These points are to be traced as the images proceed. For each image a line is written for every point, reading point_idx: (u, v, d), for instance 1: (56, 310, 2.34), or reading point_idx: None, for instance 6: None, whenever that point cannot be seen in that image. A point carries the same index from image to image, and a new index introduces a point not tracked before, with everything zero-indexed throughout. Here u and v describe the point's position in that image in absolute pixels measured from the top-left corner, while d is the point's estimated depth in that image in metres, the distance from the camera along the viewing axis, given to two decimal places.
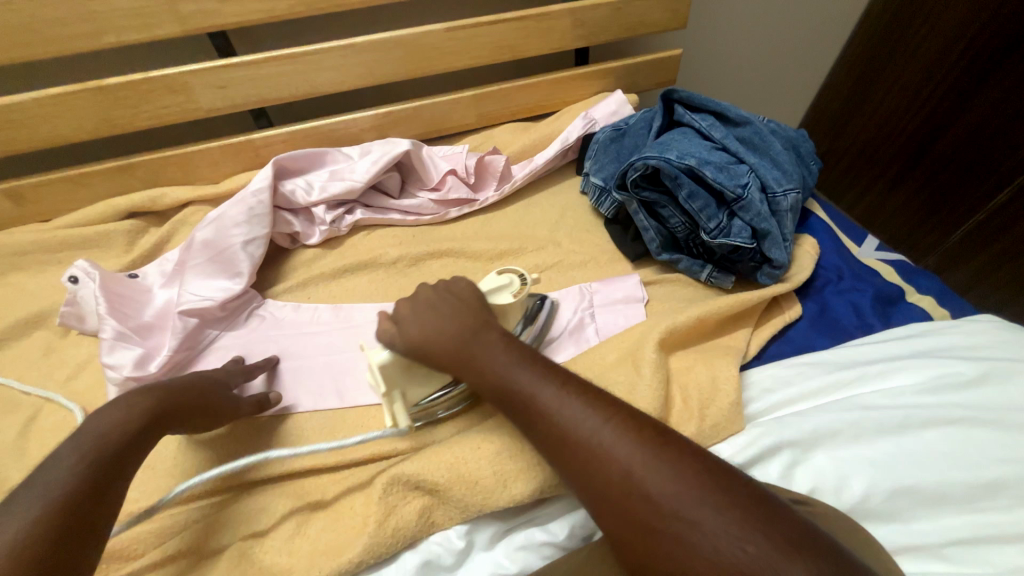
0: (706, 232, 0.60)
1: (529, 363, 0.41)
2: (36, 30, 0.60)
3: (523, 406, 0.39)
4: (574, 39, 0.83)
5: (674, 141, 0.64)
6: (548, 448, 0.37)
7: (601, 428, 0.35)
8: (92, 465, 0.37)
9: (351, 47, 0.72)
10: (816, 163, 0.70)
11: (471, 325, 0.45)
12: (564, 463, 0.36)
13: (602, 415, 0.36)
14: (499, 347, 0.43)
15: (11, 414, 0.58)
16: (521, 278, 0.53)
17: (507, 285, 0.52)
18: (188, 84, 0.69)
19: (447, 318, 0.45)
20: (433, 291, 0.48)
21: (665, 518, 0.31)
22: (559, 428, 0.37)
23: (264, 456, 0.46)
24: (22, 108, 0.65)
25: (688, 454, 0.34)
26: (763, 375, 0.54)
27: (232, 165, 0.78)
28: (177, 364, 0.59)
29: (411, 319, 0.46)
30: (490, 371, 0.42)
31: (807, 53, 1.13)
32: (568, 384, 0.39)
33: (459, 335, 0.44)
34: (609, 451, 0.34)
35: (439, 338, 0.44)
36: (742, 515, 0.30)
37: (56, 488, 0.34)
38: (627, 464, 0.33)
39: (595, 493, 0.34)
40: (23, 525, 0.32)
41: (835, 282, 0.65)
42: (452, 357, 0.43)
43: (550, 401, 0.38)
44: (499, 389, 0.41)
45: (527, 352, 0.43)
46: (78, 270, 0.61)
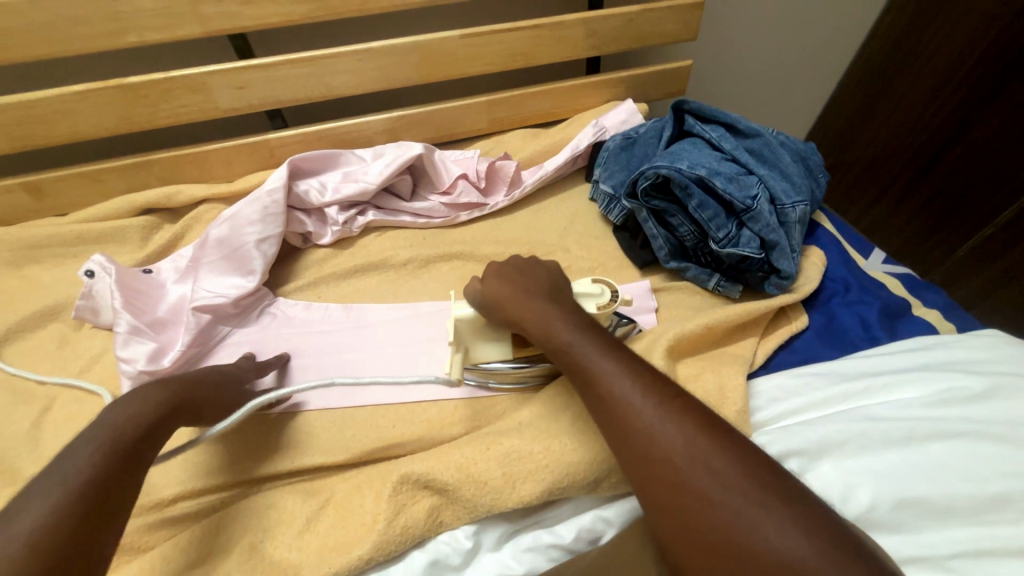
0: (715, 242, 0.61)
1: (594, 335, 0.42)
2: (60, 28, 0.62)
3: (582, 371, 0.40)
4: (586, 48, 0.84)
5: (684, 151, 0.65)
6: (606, 418, 0.38)
7: (659, 402, 0.36)
8: (109, 455, 0.37)
9: (367, 52, 0.74)
10: (825, 175, 0.70)
11: (550, 291, 0.47)
12: (619, 431, 0.37)
13: (664, 396, 0.37)
14: (568, 314, 0.44)
15: (26, 404, 0.59)
16: (612, 294, 0.54)
17: (596, 295, 0.53)
18: (206, 84, 0.70)
19: (530, 279, 0.48)
20: (523, 259, 0.52)
21: (718, 497, 0.31)
22: (618, 397, 0.37)
23: (329, 382, 0.52)
24: (43, 104, 0.66)
25: (739, 440, 0.34)
26: (769, 384, 0.55)
27: (247, 165, 0.79)
28: (190, 359, 0.60)
29: (495, 277, 0.49)
30: (558, 332, 0.43)
31: (814, 67, 1.15)
32: (631, 362, 0.40)
33: (535, 296, 0.46)
34: (668, 425, 0.35)
35: (519, 294, 0.47)
36: (790, 506, 0.31)
37: (75, 477, 0.35)
38: (685, 439, 0.34)
39: (646, 462, 0.35)
40: (43, 513, 0.32)
41: (843, 294, 0.65)
42: (528, 310, 0.45)
43: (611, 370, 0.39)
44: (562, 354, 0.42)
45: (592, 324, 0.44)
46: (95, 264, 0.62)
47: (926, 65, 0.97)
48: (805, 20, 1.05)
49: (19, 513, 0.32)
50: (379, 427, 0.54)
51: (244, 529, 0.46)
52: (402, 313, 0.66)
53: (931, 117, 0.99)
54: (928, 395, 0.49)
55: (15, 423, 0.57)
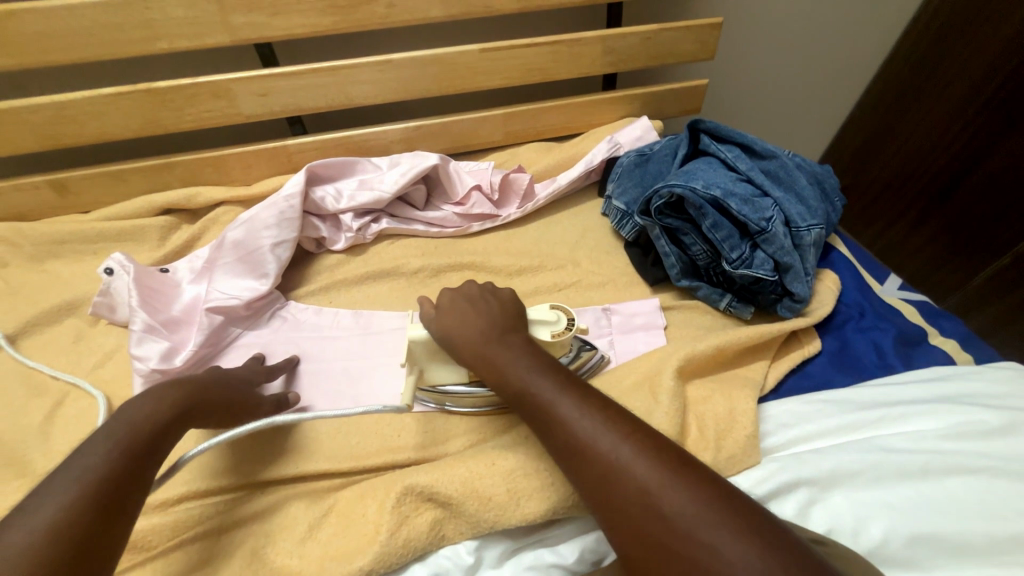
0: (728, 262, 0.60)
1: (548, 371, 0.43)
2: (96, 34, 0.64)
3: (540, 415, 0.40)
4: (603, 65, 0.85)
5: (699, 170, 0.65)
6: (566, 461, 0.38)
7: (615, 443, 0.36)
8: (125, 452, 0.38)
9: (389, 64, 0.75)
10: (841, 199, 0.69)
11: (502, 327, 0.47)
12: (580, 477, 0.37)
13: (621, 432, 0.37)
14: (521, 354, 0.45)
15: (40, 397, 0.60)
16: (569, 322, 0.52)
17: (551, 322, 0.52)
18: (231, 90, 0.72)
19: (482, 316, 0.49)
20: (474, 292, 0.52)
21: (680, 542, 0.31)
22: (575, 438, 0.37)
23: (270, 421, 0.47)
24: (75, 106, 0.68)
25: (703, 478, 0.34)
26: (780, 410, 0.54)
27: (265, 169, 0.80)
28: (201, 359, 0.61)
29: (449, 311, 0.50)
30: (510, 374, 0.43)
31: (831, 89, 1.14)
32: (588, 399, 0.40)
33: (487, 331, 0.47)
34: (625, 469, 0.35)
35: (471, 333, 0.47)
36: (758, 547, 0.29)
37: (91, 472, 0.35)
38: (642, 481, 0.34)
39: (608, 509, 0.35)
40: (60, 506, 0.33)
41: (857, 319, 0.64)
42: (479, 351, 0.46)
43: (568, 412, 0.39)
44: (519, 393, 0.42)
45: (548, 362, 0.44)
46: (115, 262, 0.64)
47: (945, 91, 0.96)
48: (822, 43, 1.05)
49: (36, 506, 0.33)
50: (384, 436, 0.54)
51: (249, 534, 0.46)
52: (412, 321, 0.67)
53: (949, 142, 0.98)
54: (940, 428, 0.48)
55: (29, 416, 0.58)
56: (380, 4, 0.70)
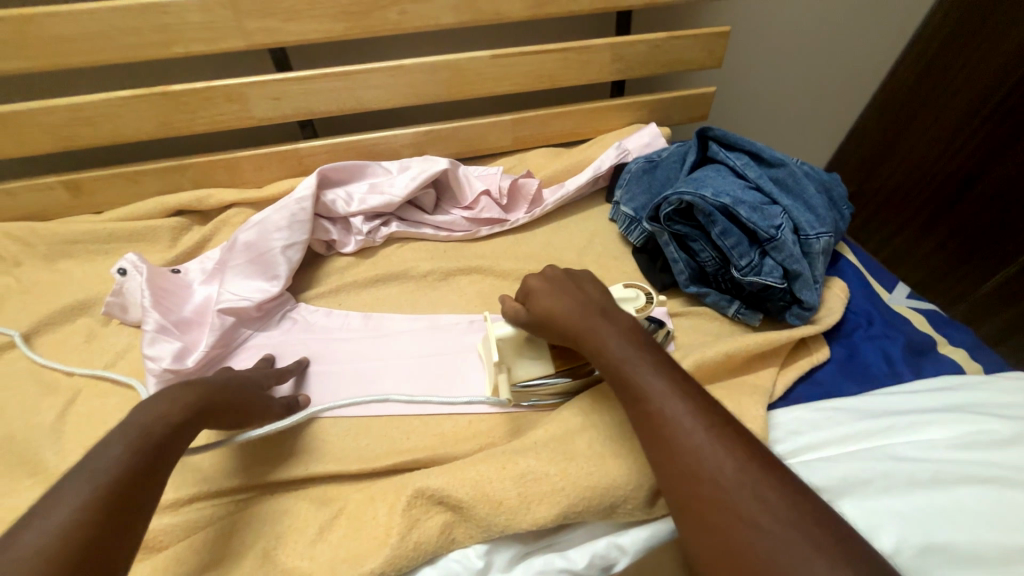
0: (737, 269, 0.61)
1: (646, 350, 0.42)
2: (112, 38, 0.65)
3: (630, 388, 0.40)
4: (612, 72, 0.86)
5: (708, 178, 0.65)
6: (649, 435, 0.38)
7: (704, 427, 0.36)
8: (137, 453, 0.38)
9: (399, 69, 0.76)
10: (849, 207, 0.70)
11: (598, 306, 0.46)
12: (662, 452, 0.37)
13: (708, 419, 0.37)
14: (622, 329, 0.44)
15: (52, 395, 0.61)
16: (647, 296, 0.56)
17: (632, 299, 0.55)
18: (244, 94, 0.72)
19: (580, 293, 0.48)
20: (569, 271, 0.51)
21: (755, 533, 0.31)
22: (664, 416, 0.38)
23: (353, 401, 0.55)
24: (91, 108, 0.69)
25: (785, 479, 0.33)
26: (789, 417, 0.54)
27: (277, 172, 0.81)
28: (212, 359, 0.61)
29: (540, 292, 0.49)
30: (607, 350, 0.43)
31: (837, 98, 1.15)
32: (680, 382, 0.40)
33: (584, 309, 0.46)
34: (711, 452, 0.35)
35: (567, 311, 0.46)
36: (833, 551, 0.30)
37: (106, 473, 0.36)
38: (728, 467, 0.34)
39: (686, 487, 0.35)
40: (74, 507, 0.33)
41: (865, 327, 0.64)
42: (576, 328, 0.45)
43: (660, 391, 0.39)
44: (611, 369, 0.42)
45: (647, 341, 0.43)
46: (128, 262, 0.64)
47: (952, 99, 0.97)
48: (829, 52, 1.06)
49: (52, 506, 0.33)
50: (394, 438, 0.54)
51: (260, 534, 0.46)
52: (421, 324, 0.67)
53: (956, 151, 0.98)
54: (954, 437, 0.48)
55: (42, 414, 0.58)
56: (392, 11, 0.71)
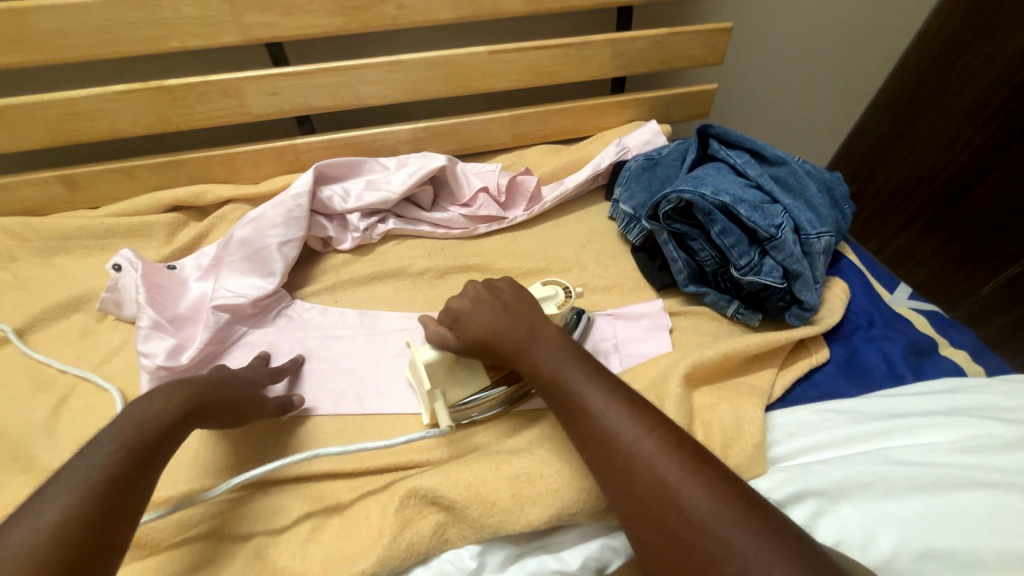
0: (736, 269, 0.60)
1: (578, 362, 0.43)
2: (109, 33, 0.64)
3: (569, 405, 0.41)
4: (612, 68, 0.85)
5: (708, 176, 0.64)
6: (589, 449, 0.39)
7: (640, 434, 0.37)
8: (130, 452, 0.38)
9: (398, 64, 0.75)
10: (851, 206, 0.69)
11: (523, 323, 0.47)
12: (602, 465, 0.38)
13: (643, 425, 0.38)
14: (553, 345, 0.45)
15: (46, 392, 0.60)
16: (566, 291, 0.57)
17: (552, 296, 0.56)
18: (241, 89, 0.72)
19: (504, 312, 0.48)
20: (494, 288, 0.51)
21: (700, 534, 0.32)
22: (601, 427, 0.38)
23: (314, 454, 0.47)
24: (87, 103, 0.69)
25: (726, 476, 0.35)
26: (787, 419, 0.53)
27: (273, 168, 0.81)
28: (206, 356, 0.61)
29: (465, 316, 0.49)
30: (541, 367, 0.44)
31: (840, 96, 1.14)
32: (615, 391, 0.41)
33: (510, 329, 0.46)
34: (647, 459, 0.36)
35: (494, 331, 0.46)
36: (770, 541, 0.31)
37: (98, 471, 0.35)
38: (667, 474, 0.35)
39: (630, 500, 0.35)
40: (65, 506, 0.33)
41: (866, 328, 0.63)
42: (506, 348, 0.45)
43: (595, 402, 0.40)
44: (547, 385, 0.43)
45: (578, 353, 0.44)
46: (122, 258, 0.64)
47: (956, 98, 0.96)
48: (832, 50, 1.05)
49: (44, 504, 0.33)
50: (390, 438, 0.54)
51: (253, 534, 0.46)
52: (417, 322, 0.66)
53: (959, 150, 0.97)
54: (953, 440, 0.47)
55: (35, 411, 0.58)
56: (390, 6, 0.70)
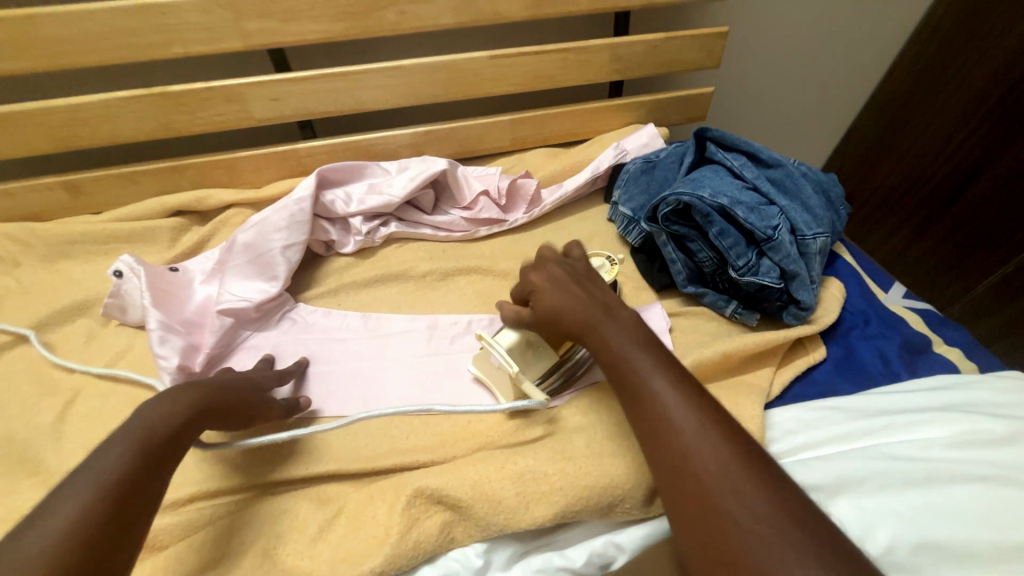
0: (734, 269, 0.61)
1: (648, 346, 0.42)
2: (110, 39, 0.65)
3: (631, 385, 0.40)
4: (610, 72, 0.86)
5: (706, 178, 0.65)
6: (645, 427, 0.38)
7: (700, 423, 0.37)
8: (141, 452, 0.38)
9: (398, 70, 0.76)
10: (846, 207, 0.70)
11: (599, 302, 0.45)
12: (655, 445, 0.37)
13: (704, 415, 0.37)
14: (625, 326, 0.44)
15: (52, 396, 0.61)
16: (610, 261, 0.64)
17: (601, 267, 0.63)
18: (244, 94, 0.73)
19: (581, 289, 0.47)
20: (572, 266, 0.50)
21: (746, 531, 0.31)
22: (661, 409, 0.38)
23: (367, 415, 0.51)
24: (90, 109, 0.69)
25: (784, 488, 0.33)
26: (785, 416, 0.54)
27: (276, 172, 0.81)
28: (215, 359, 0.62)
29: (542, 289, 0.48)
30: (610, 346, 0.43)
31: (834, 98, 1.16)
32: (680, 378, 0.40)
33: (587, 306, 0.45)
34: (703, 447, 0.35)
35: (570, 306, 0.45)
36: (819, 548, 0.30)
37: (108, 474, 0.36)
38: (723, 466, 0.34)
39: (681, 483, 0.35)
40: (78, 506, 0.33)
41: (861, 327, 0.64)
42: (579, 324, 0.44)
43: (659, 386, 0.39)
44: (611, 363, 0.42)
45: (649, 338, 0.43)
46: (123, 264, 0.64)
47: (949, 99, 0.97)
48: (826, 53, 1.07)
49: (56, 506, 0.33)
50: (394, 437, 0.54)
51: (260, 535, 0.46)
52: (420, 324, 0.67)
53: (953, 150, 0.98)
54: (950, 435, 0.48)
55: (41, 415, 0.59)
56: (391, 12, 0.71)
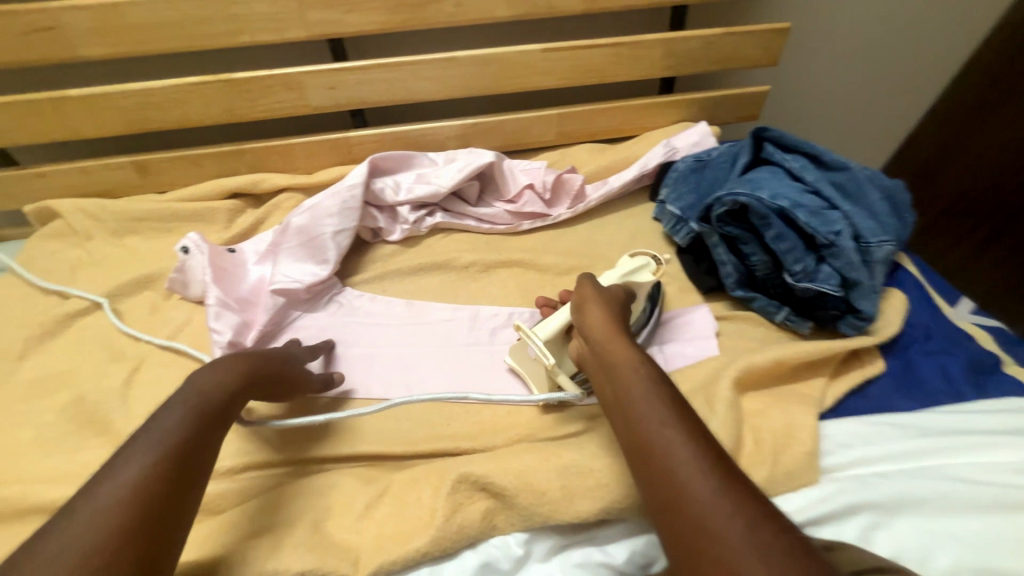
0: (790, 275, 0.59)
1: (657, 387, 0.41)
2: (183, 27, 0.68)
3: (634, 426, 0.39)
4: (662, 68, 0.84)
5: (763, 179, 0.63)
6: (646, 477, 0.37)
7: (702, 476, 0.34)
8: (197, 416, 0.40)
9: (451, 61, 0.77)
10: (913, 215, 0.66)
11: (620, 328, 0.48)
12: (656, 498, 0.35)
13: (708, 469, 0.34)
14: (634, 364, 0.43)
15: (119, 362, 0.65)
16: (656, 259, 0.68)
17: (643, 266, 0.66)
18: (303, 83, 0.75)
19: (610, 312, 0.50)
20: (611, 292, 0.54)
21: None
22: (662, 457, 0.36)
23: (386, 405, 0.52)
24: (162, 93, 0.73)
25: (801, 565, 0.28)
26: (841, 429, 0.52)
27: (327, 159, 0.83)
28: (266, 336, 0.65)
29: (580, 299, 0.53)
30: (619, 383, 0.42)
31: (897, 100, 1.10)
32: (686, 425, 0.37)
33: (608, 330, 0.47)
34: (704, 505, 0.32)
35: (596, 325, 0.49)
36: None
37: (171, 435, 0.38)
38: (723, 530, 0.31)
39: (682, 544, 0.33)
40: (146, 463, 0.36)
41: (924, 342, 0.61)
42: (599, 346, 0.47)
43: (661, 432, 0.37)
44: (619, 404, 0.41)
45: (662, 380, 0.42)
46: (190, 241, 0.68)
47: None
48: (892, 53, 1.01)
49: (125, 462, 0.35)
50: (435, 424, 0.55)
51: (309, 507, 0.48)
52: (462, 315, 0.68)
53: None
54: (1020, 461, 0.47)
55: (110, 379, 0.62)
56: (448, 4, 0.71)
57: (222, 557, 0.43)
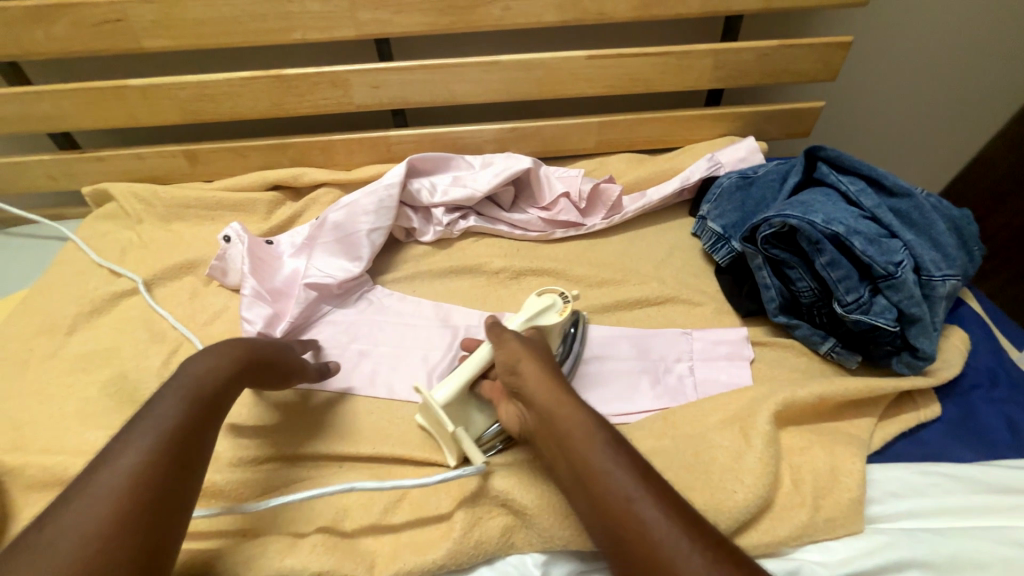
0: (841, 305, 0.56)
1: (622, 455, 0.39)
2: (239, 23, 0.70)
3: (606, 501, 0.37)
4: (710, 80, 0.81)
5: (816, 202, 0.60)
6: (628, 555, 0.35)
7: (690, 557, 0.33)
8: (194, 403, 0.41)
9: (494, 65, 0.76)
10: (981, 248, 0.61)
11: (566, 387, 0.44)
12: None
13: (695, 547, 0.33)
14: (594, 431, 0.40)
15: (159, 344, 0.67)
16: (563, 297, 0.55)
17: (550, 306, 0.54)
18: (349, 81, 0.76)
19: (551, 367, 0.46)
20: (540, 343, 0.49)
21: None
22: (645, 536, 0.34)
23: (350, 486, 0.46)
24: (215, 86, 0.75)
25: None
26: (889, 476, 0.48)
27: (364, 156, 0.84)
28: (296, 329, 0.66)
29: (508, 355, 0.46)
30: (578, 453, 0.39)
31: (962, 123, 1.03)
32: (663, 497, 0.36)
33: (554, 392, 0.43)
34: None
35: (539, 385, 0.43)
36: None
37: (168, 422, 0.39)
38: None
39: None
40: (144, 448, 0.36)
41: (987, 388, 0.56)
42: (545, 411, 0.42)
43: (638, 509, 0.35)
44: (583, 475, 0.39)
45: (624, 445, 0.40)
46: (232, 231, 0.70)
47: None
48: (960, 73, 0.95)
49: (122, 451, 0.36)
50: None
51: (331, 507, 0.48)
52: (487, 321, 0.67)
53: None
54: None
55: (150, 360, 0.65)
56: (496, 7, 0.71)
57: (248, 547, 0.45)
